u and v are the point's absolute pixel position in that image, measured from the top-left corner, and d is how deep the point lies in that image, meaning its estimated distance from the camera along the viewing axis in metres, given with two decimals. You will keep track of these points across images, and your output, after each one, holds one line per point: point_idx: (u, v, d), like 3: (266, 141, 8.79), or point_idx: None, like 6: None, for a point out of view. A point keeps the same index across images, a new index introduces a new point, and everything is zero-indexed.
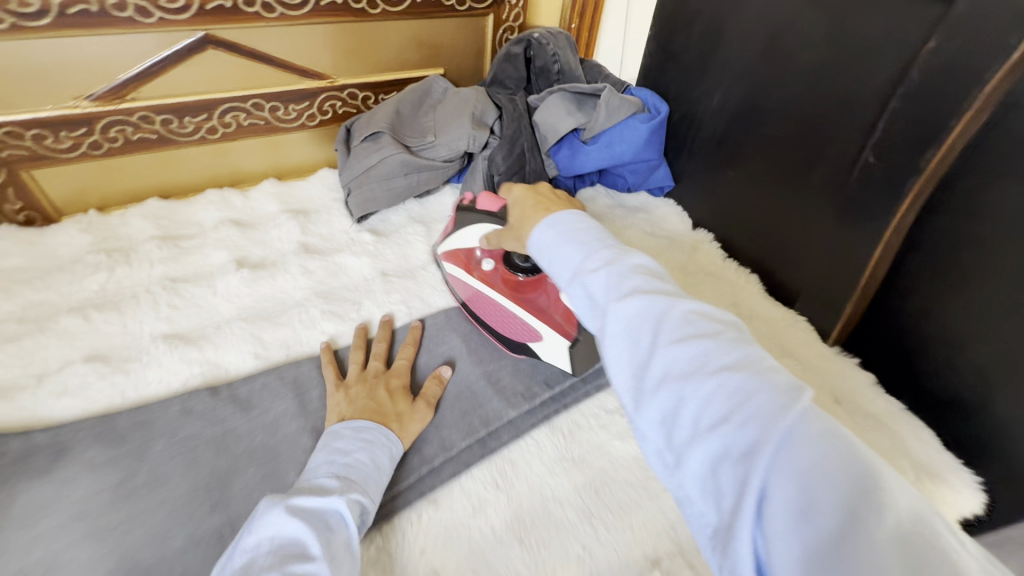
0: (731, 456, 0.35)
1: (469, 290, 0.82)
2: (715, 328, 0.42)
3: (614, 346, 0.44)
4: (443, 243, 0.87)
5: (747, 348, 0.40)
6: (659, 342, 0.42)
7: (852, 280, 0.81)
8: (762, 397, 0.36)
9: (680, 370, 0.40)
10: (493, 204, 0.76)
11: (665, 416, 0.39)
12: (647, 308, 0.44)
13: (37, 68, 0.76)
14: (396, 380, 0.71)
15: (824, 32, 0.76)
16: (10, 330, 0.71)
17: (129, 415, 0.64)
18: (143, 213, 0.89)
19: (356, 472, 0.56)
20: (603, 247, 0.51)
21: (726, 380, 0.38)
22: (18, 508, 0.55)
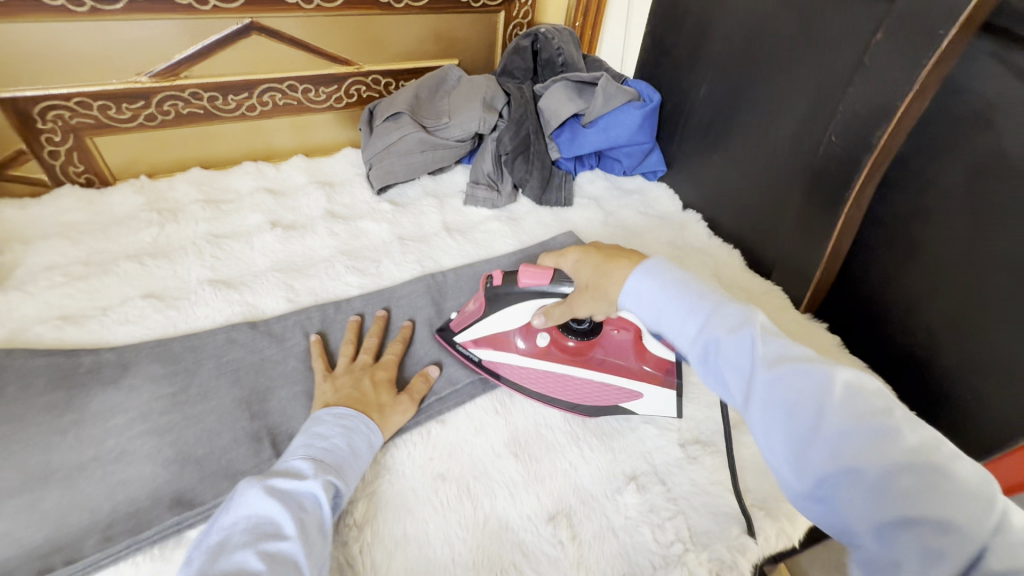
0: (921, 539, 0.33)
1: (524, 372, 0.77)
2: (886, 404, 0.39)
3: (764, 413, 0.43)
4: (465, 332, 0.79)
5: (924, 428, 0.38)
6: (823, 414, 0.40)
7: (819, 250, 0.90)
8: (958, 488, 0.34)
9: (854, 448, 0.37)
10: (544, 277, 0.68)
11: (836, 491, 0.37)
12: (804, 378, 0.42)
13: (108, 47, 0.87)
14: (382, 372, 0.73)
15: (795, 28, 0.86)
16: (77, 271, 0.81)
17: (181, 341, 0.74)
18: (187, 179, 1.00)
19: (331, 456, 0.58)
20: (730, 309, 0.49)
21: (913, 464, 0.35)
22: (93, 408, 0.66)
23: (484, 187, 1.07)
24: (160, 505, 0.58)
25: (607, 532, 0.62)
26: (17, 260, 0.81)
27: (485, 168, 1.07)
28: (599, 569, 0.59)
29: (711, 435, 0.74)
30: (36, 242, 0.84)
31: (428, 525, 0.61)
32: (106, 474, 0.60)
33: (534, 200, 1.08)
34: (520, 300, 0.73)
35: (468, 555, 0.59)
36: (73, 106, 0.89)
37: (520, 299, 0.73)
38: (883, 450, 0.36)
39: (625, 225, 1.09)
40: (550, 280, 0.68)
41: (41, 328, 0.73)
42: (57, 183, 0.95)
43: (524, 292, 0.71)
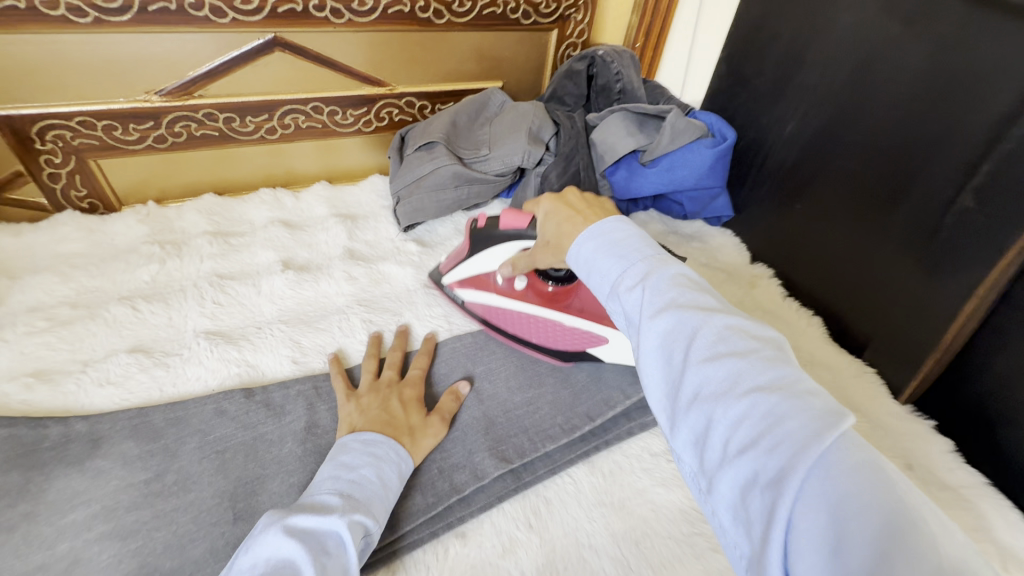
0: (759, 481, 0.34)
1: (498, 311, 0.78)
2: (751, 345, 0.39)
3: (645, 360, 0.43)
4: (451, 273, 0.81)
5: (784, 368, 0.37)
6: (689, 359, 0.40)
7: (935, 333, 0.73)
8: (795, 421, 0.34)
9: (711, 391, 0.38)
10: (522, 220, 0.69)
11: (697, 436, 0.38)
12: (680, 324, 0.41)
13: (116, 62, 0.78)
14: (409, 390, 0.68)
15: (924, 62, 0.69)
16: (63, 315, 0.72)
17: (164, 411, 0.63)
18: (198, 207, 0.90)
19: (360, 491, 0.52)
20: (639, 257, 0.47)
21: (758, 406, 0.36)
22: (52, 497, 0.55)
23: None
24: None
25: None
26: None
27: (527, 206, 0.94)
28: None
29: None
30: (23, 278, 0.75)
31: None
32: None
33: None
34: (500, 246, 0.73)
35: None
36: (75, 126, 0.81)
37: (502, 244, 0.73)
38: (737, 390, 0.37)
39: None
40: (526, 225, 0.68)
41: (10, 386, 0.63)
42: (58, 208, 0.87)
43: (506, 237, 0.72)
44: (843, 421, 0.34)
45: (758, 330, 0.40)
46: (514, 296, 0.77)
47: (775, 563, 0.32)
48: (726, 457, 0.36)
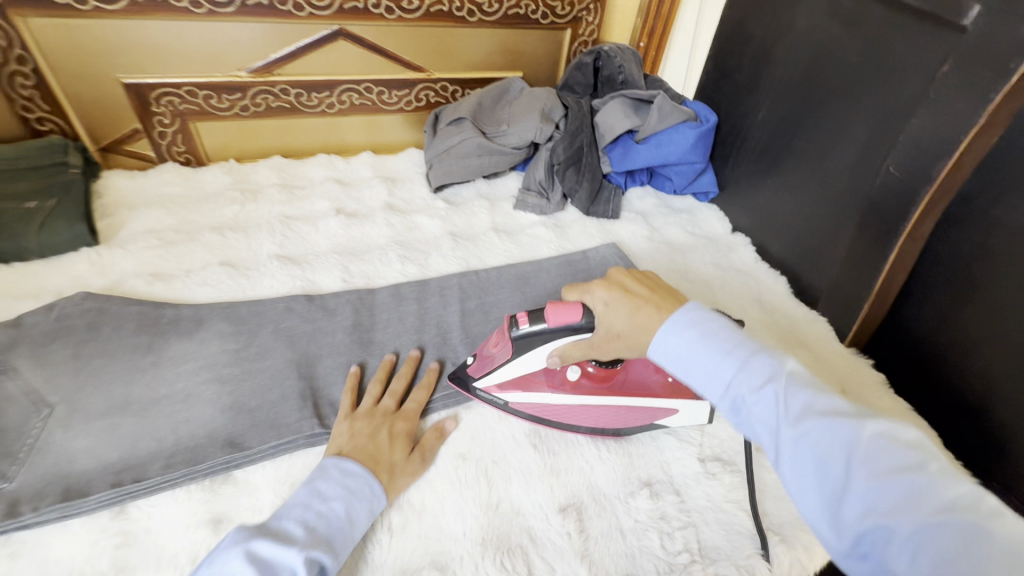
0: None
1: (556, 409, 0.73)
2: (915, 458, 0.41)
3: (796, 469, 0.45)
4: (488, 378, 0.72)
5: (959, 483, 0.39)
6: (852, 471, 0.42)
7: (869, 281, 0.87)
8: (992, 540, 0.35)
9: (884, 505, 0.39)
10: (574, 313, 0.65)
11: (874, 549, 0.39)
12: (832, 434, 0.44)
13: (218, 45, 1.00)
14: (401, 424, 0.69)
15: (858, 55, 0.85)
16: (171, 236, 0.93)
17: (247, 306, 0.83)
18: (270, 165, 1.11)
19: (325, 524, 0.54)
20: (761, 362, 0.52)
21: (946, 521, 0.36)
22: (171, 353, 0.75)
23: (534, 195, 1.12)
24: (215, 444, 0.66)
25: (615, 531, 0.64)
26: (122, 223, 0.94)
27: (538, 175, 1.13)
28: (604, 565, 0.61)
29: (734, 454, 0.74)
30: (139, 209, 0.97)
31: (445, 497, 0.66)
32: (173, 411, 0.68)
33: (581, 210, 1.13)
34: (548, 343, 0.67)
35: (478, 530, 0.63)
36: (182, 94, 1.02)
37: (547, 340, 0.67)
38: (915, 504, 0.38)
39: (669, 242, 1.10)
40: (580, 316, 0.64)
41: (136, 281, 0.84)
42: (161, 160, 1.09)
43: (552, 333, 0.66)
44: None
45: (912, 439, 0.43)
46: (568, 388, 0.73)
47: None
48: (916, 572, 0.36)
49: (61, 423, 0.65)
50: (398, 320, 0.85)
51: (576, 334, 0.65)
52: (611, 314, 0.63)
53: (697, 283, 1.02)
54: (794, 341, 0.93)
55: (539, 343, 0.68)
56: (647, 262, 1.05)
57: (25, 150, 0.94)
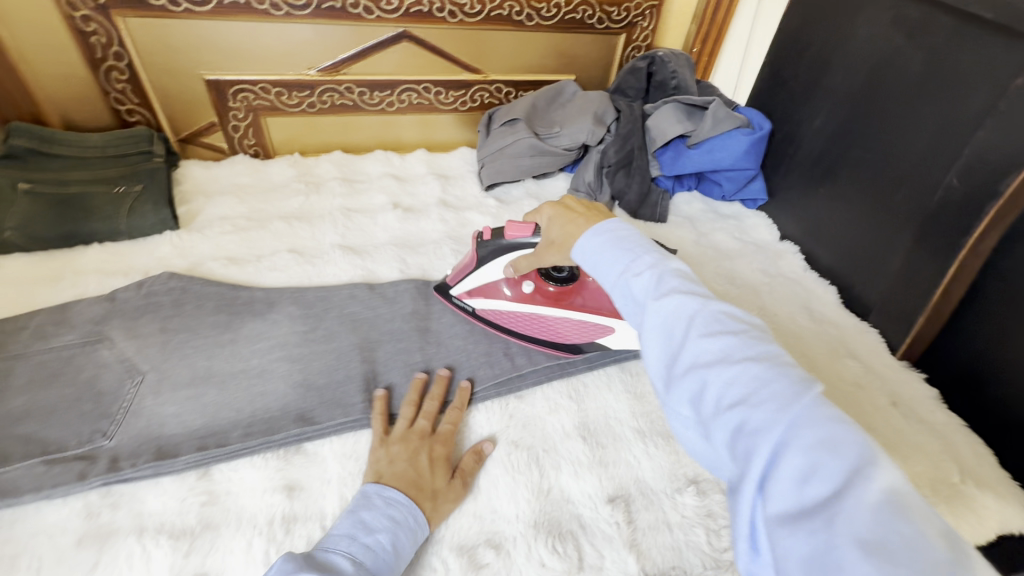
0: (745, 430, 0.38)
1: (511, 315, 0.86)
2: (741, 326, 0.44)
3: (648, 338, 0.48)
4: (459, 285, 0.87)
5: (769, 344, 0.43)
6: (688, 335, 0.44)
7: (925, 295, 0.87)
8: (779, 382, 0.39)
9: (705, 360, 0.43)
10: (527, 230, 0.76)
11: (691, 398, 0.43)
12: (681, 308, 0.46)
13: (292, 45, 1.05)
14: (440, 447, 0.68)
15: (923, 67, 0.85)
16: (243, 224, 0.99)
17: (314, 291, 0.88)
18: (331, 160, 1.16)
19: (372, 557, 0.54)
20: (648, 254, 0.52)
21: (747, 369, 0.41)
22: (246, 332, 0.80)
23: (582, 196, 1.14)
24: (287, 417, 0.71)
25: (663, 525, 0.66)
26: (199, 210, 1.00)
27: (587, 178, 1.15)
28: (652, 556, 0.63)
29: None
30: (214, 197, 1.03)
31: (499, 481, 0.69)
32: (249, 385, 0.74)
33: (629, 212, 1.14)
34: (504, 255, 0.80)
35: (530, 514, 0.66)
36: (257, 90, 1.09)
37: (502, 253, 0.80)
38: (730, 358, 0.42)
39: (716, 247, 1.11)
40: (530, 233, 0.75)
41: (213, 264, 0.90)
42: (233, 152, 1.16)
43: (507, 247, 0.79)
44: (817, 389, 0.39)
45: (746, 315, 0.46)
46: (522, 298, 0.85)
47: (759, 500, 0.36)
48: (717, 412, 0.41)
49: (152, 390, 0.71)
50: (452, 310, 0.89)
51: (525, 249, 0.77)
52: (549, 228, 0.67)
53: (743, 288, 1.02)
54: (844, 351, 0.92)
55: (498, 254, 0.80)
56: (694, 266, 1.06)
57: (115, 138, 1.02)
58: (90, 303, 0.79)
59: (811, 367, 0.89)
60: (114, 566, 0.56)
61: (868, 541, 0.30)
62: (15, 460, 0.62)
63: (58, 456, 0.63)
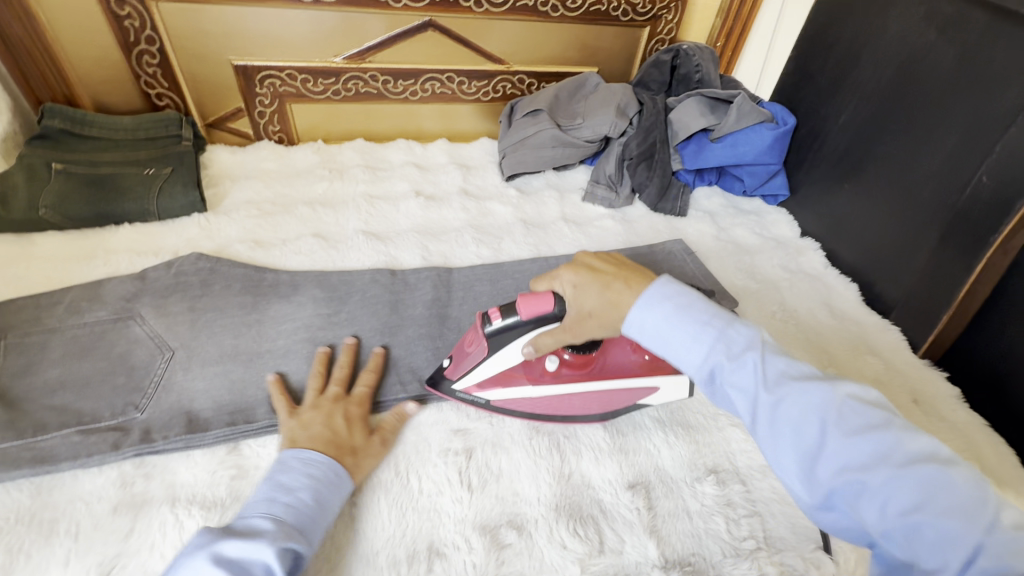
0: (922, 536, 0.41)
1: (539, 400, 0.72)
2: (881, 417, 0.46)
3: (775, 433, 0.49)
4: (468, 378, 0.71)
5: (911, 433, 0.45)
6: (831, 433, 0.46)
7: (949, 293, 0.86)
8: (943, 482, 0.41)
9: (857, 463, 0.44)
10: (545, 302, 0.63)
11: (845, 499, 0.45)
12: (811, 401, 0.48)
13: (318, 32, 1.06)
14: (355, 408, 0.69)
15: (954, 62, 0.84)
16: (268, 208, 1.00)
17: (338, 275, 0.89)
18: (354, 147, 1.17)
19: (294, 514, 0.54)
20: (745, 338, 0.53)
21: (908, 471, 0.42)
22: (272, 314, 0.82)
23: (603, 187, 1.14)
24: None
25: (683, 512, 0.67)
26: (225, 194, 1.02)
27: (608, 169, 1.15)
28: (672, 543, 0.64)
29: None
30: (239, 181, 1.05)
31: (519, 464, 0.69)
32: (275, 364, 0.75)
33: (649, 205, 1.15)
34: (520, 336, 0.66)
35: (551, 497, 0.66)
36: (283, 76, 1.10)
37: (519, 333, 0.66)
38: (883, 459, 0.44)
39: (736, 242, 1.11)
40: (551, 305, 0.63)
41: (240, 246, 0.92)
42: (258, 138, 1.18)
43: (524, 325, 0.65)
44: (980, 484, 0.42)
45: (869, 397, 0.48)
46: (547, 378, 0.72)
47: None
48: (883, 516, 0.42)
49: (181, 366, 0.73)
50: (473, 298, 0.90)
51: (548, 324, 0.64)
52: (579, 296, 0.62)
53: (764, 284, 1.02)
54: (865, 348, 0.92)
55: (510, 337, 0.66)
56: (714, 260, 1.06)
57: (146, 121, 1.04)
58: (121, 281, 0.81)
59: (832, 363, 0.89)
60: (147, 534, 0.57)
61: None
62: (52, 430, 0.64)
63: (93, 426, 0.65)
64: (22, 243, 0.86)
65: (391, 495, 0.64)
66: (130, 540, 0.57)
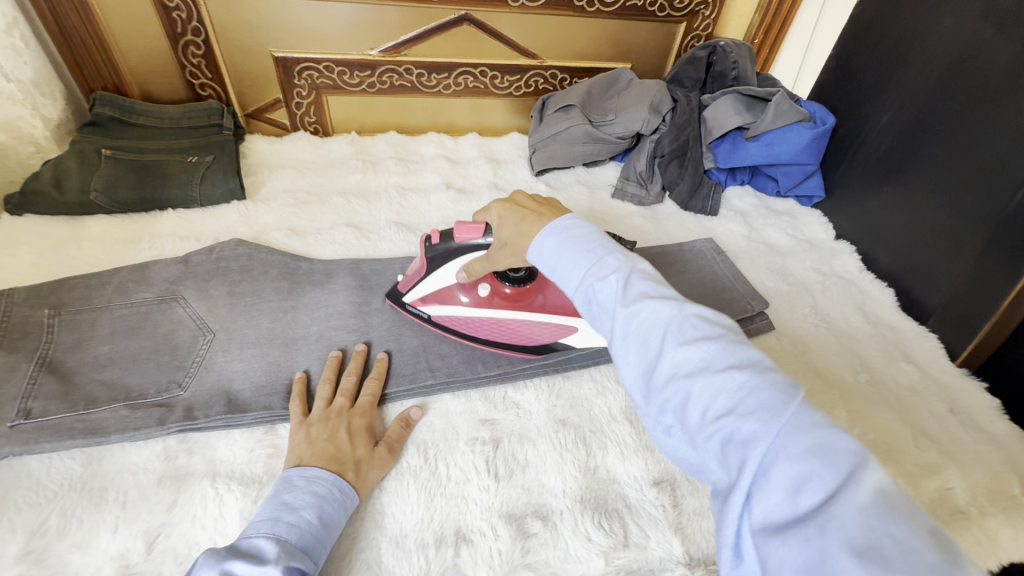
0: (733, 441, 0.37)
1: (470, 322, 0.80)
2: (718, 330, 0.42)
3: (623, 347, 0.46)
4: (412, 292, 0.80)
5: (751, 349, 0.41)
6: (666, 343, 0.43)
7: (993, 300, 0.83)
8: (766, 391, 0.38)
9: (686, 371, 0.41)
10: (476, 231, 0.70)
11: (675, 409, 0.41)
12: (654, 313, 0.44)
13: (357, 25, 1.08)
14: (359, 419, 0.67)
15: (1010, 62, 0.82)
16: (305, 197, 1.03)
17: (370, 264, 0.91)
18: (388, 140, 1.19)
19: (298, 534, 0.53)
20: (606, 258, 0.51)
21: (732, 378, 0.39)
22: (306, 301, 0.84)
23: (633, 184, 1.14)
24: None
25: (708, 512, 0.67)
26: (263, 183, 1.05)
27: (639, 166, 1.15)
28: (696, 540, 0.64)
29: None
30: (276, 171, 1.08)
31: (544, 454, 0.70)
32: (309, 348, 0.77)
33: (679, 204, 1.14)
34: (455, 260, 0.74)
35: (576, 490, 0.67)
36: (321, 69, 1.12)
37: (455, 256, 0.74)
38: (710, 366, 0.40)
39: (768, 244, 1.09)
40: (481, 234, 0.70)
41: (277, 234, 0.94)
42: (294, 128, 1.20)
43: (459, 249, 0.73)
44: (801, 392, 0.38)
45: (720, 318, 0.44)
46: (479, 304, 0.79)
47: (746, 509, 0.35)
48: (704, 423, 0.39)
49: (222, 348, 0.75)
50: None
51: (478, 251, 0.71)
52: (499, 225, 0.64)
53: (795, 286, 1.00)
54: (900, 355, 0.90)
55: (447, 260, 0.75)
56: (745, 260, 1.04)
57: (189, 111, 1.07)
58: (166, 264, 0.84)
59: (864, 368, 0.87)
60: (189, 506, 0.60)
61: (859, 546, 0.30)
62: (102, 403, 0.67)
63: (140, 402, 0.68)
64: (74, 226, 0.90)
65: (421, 480, 0.66)
66: (174, 511, 0.60)
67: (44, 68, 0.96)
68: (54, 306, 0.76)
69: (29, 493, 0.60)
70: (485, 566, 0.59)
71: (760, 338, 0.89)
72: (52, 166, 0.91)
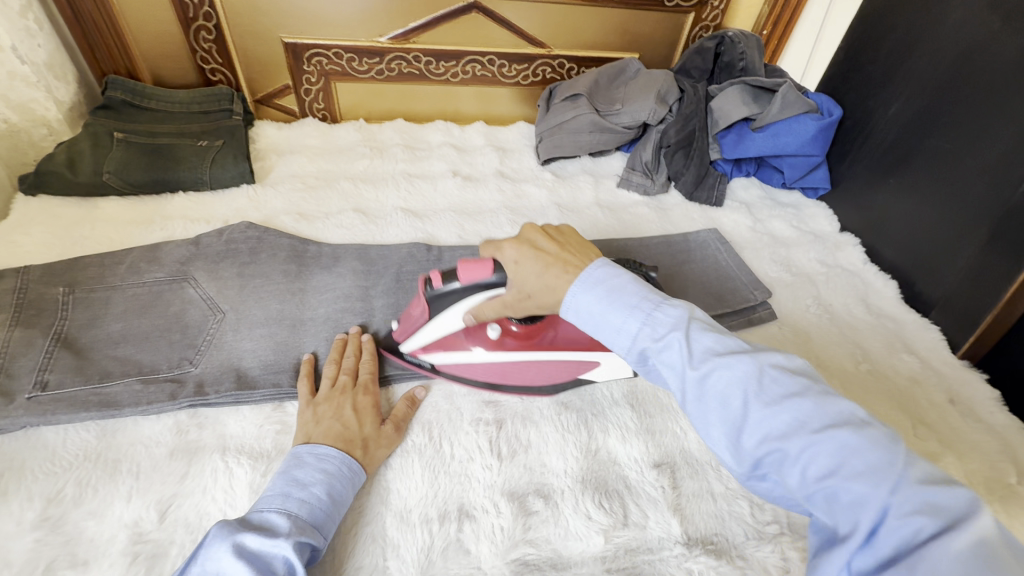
0: (839, 501, 0.39)
1: (482, 366, 0.74)
2: (800, 385, 0.44)
3: (703, 408, 0.47)
4: (412, 339, 0.73)
5: (836, 402, 0.43)
6: (751, 404, 0.45)
7: (995, 291, 0.84)
8: (869, 449, 0.40)
9: (777, 432, 0.43)
10: (484, 269, 0.62)
11: (771, 468, 0.44)
12: (731, 373, 0.46)
13: (366, 12, 1.09)
14: (365, 397, 0.69)
15: (1016, 55, 0.82)
16: (312, 182, 1.04)
17: (376, 249, 0.92)
18: (395, 127, 1.20)
19: (309, 510, 0.54)
20: (659, 310, 0.52)
21: (828, 438, 0.41)
22: (314, 283, 0.85)
23: (638, 174, 1.14)
24: None
25: (707, 494, 0.68)
26: (272, 167, 1.06)
27: (644, 156, 1.15)
28: (695, 521, 0.65)
29: None
30: (285, 156, 1.09)
31: (546, 436, 0.71)
32: (317, 329, 0.79)
33: (684, 194, 1.14)
34: (461, 302, 0.66)
35: (578, 471, 0.68)
36: (330, 55, 1.13)
37: (461, 300, 0.66)
38: (801, 428, 0.42)
39: (773, 235, 1.09)
40: (490, 272, 0.62)
41: (286, 218, 0.95)
42: (303, 115, 1.21)
43: (464, 291, 0.65)
44: (898, 445, 0.40)
45: (795, 368, 0.47)
46: (490, 346, 0.73)
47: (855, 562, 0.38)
48: (805, 482, 0.41)
49: (231, 327, 0.77)
50: None
51: (486, 292, 0.64)
52: (520, 270, 0.61)
53: (798, 277, 1.01)
54: (902, 347, 0.90)
55: (451, 302, 0.66)
56: (748, 251, 1.05)
57: (199, 96, 1.09)
58: (177, 245, 0.85)
59: (865, 358, 0.88)
60: (201, 478, 0.62)
61: None
62: (115, 377, 0.68)
63: (152, 376, 0.69)
64: (87, 207, 0.91)
65: (425, 458, 0.67)
66: (186, 482, 0.61)
67: (57, 52, 0.97)
68: (68, 283, 0.77)
69: (46, 462, 0.61)
70: (488, 542, 0.61)
71: (762, 328, 0.90)
72: (66, 148, 0.92)
